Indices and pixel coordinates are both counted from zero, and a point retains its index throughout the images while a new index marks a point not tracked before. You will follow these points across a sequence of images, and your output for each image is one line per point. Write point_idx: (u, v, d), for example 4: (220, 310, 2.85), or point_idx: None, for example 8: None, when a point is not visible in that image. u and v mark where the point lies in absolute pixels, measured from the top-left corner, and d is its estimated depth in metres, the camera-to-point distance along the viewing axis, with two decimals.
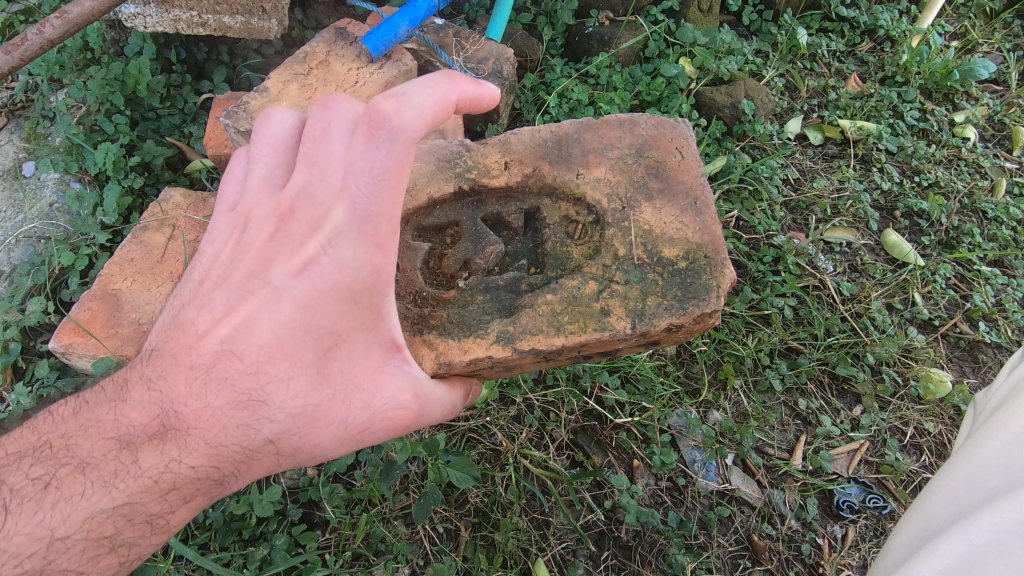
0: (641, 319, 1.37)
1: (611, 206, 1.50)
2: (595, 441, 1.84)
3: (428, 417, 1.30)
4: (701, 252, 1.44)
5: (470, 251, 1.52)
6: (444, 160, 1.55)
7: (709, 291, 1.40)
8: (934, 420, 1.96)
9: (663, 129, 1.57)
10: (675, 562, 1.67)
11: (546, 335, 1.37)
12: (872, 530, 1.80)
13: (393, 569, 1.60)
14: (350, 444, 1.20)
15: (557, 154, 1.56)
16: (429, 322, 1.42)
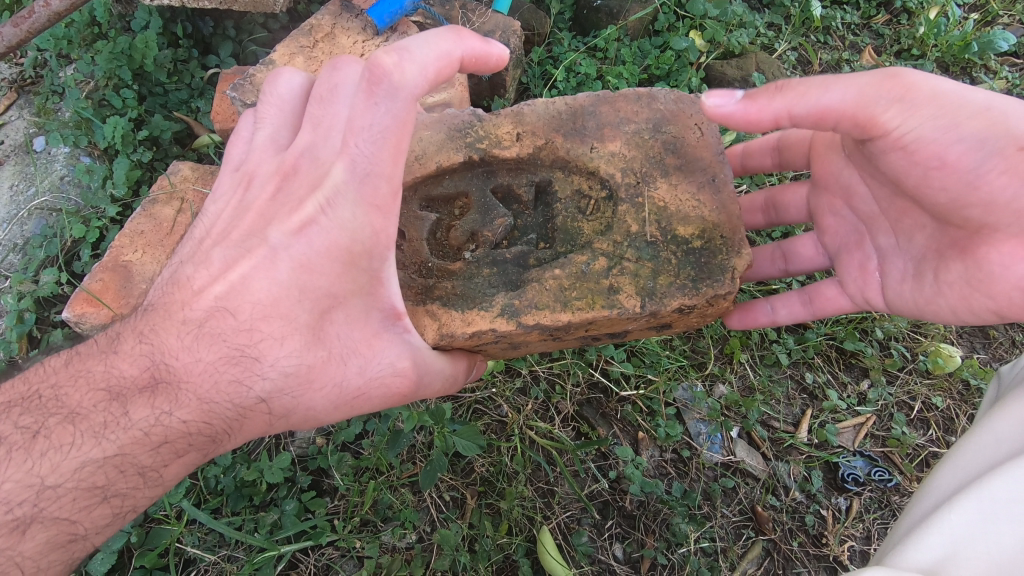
0: (652, 299, 1.37)
1: (625, 180, 1.48)
2: (601, 413, 1.86)
3: (428, 387, 1.29)
4: (717, 231, 1.42)
5: (479, 224, 1.52)
6: (456, 129, 1.54)
7: (724, 271, 1.39)
8: (943, 395, 1.94)
9: (682, 105, 1.53)
10: (679, 531, 1.68)
11: (552, 311, 1.37)
12: (877, 503, 1.81)
13: (401, 534, 1.63)
14: (345, 409, 1.21)
15: (572, 127, 1.53)
16: (433, 293, 1.43)
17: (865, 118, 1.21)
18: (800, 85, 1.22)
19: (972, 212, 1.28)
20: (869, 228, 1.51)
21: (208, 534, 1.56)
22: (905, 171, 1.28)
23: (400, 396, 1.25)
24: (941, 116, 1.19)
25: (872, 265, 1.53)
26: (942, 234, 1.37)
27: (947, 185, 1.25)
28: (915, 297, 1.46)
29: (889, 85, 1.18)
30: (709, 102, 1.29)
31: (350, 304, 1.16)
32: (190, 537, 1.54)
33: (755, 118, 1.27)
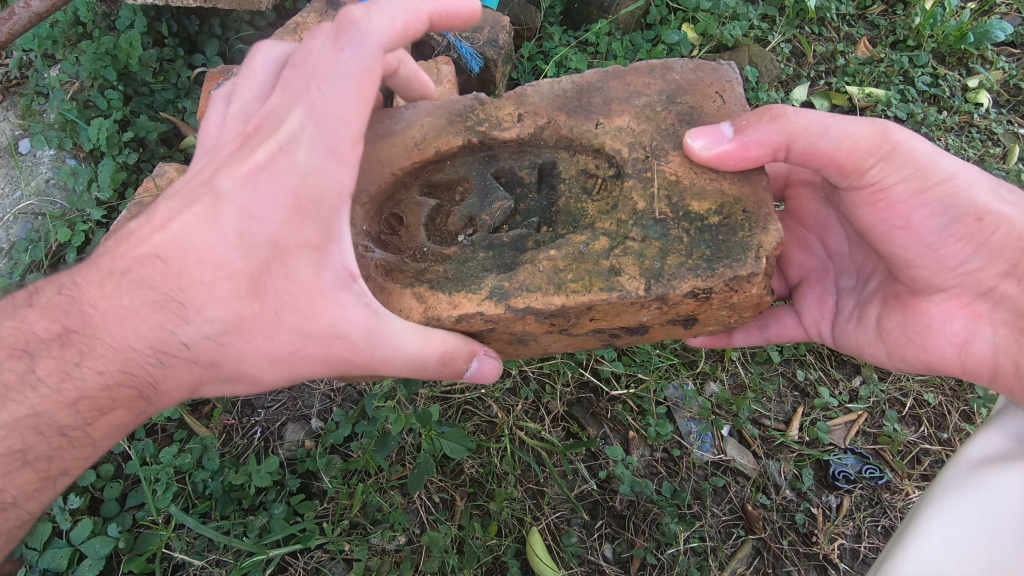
0: (658, 281, 1.23)
1: (633, 156, 1.36)
2: (591, 413, 1.85)
3: (384, 360, 1.15)
4: (738, 206, 1.28)
5: (476, 208, 1.43)
6: (455, 114, 1.43)
7: (746, 250, 1.23)
8: (935, 391, 1.93)
9: (701, 73, 1.39)
10: (668, 531, 1.68)
11: (546, 293, 1.26)
12: (867, 500, 1.81)
13: (390, 537, 1.62)
14: (281, 369, 1.13)
15: (576, 105, 1.42)
16: (423, 276, 1.36)
17: (853, 165, 1.26)
18: (793, 124, 1.24)
19: (920, 271, 1.34)
20: (835, 268, 1.60)
21: (197, 538, 1.55)
22: (873, 226, 1.33)
23: (342, 362, 1.14)
24: (913, 179, 1.25)
25: (831, 303, 1.61)
26: (891, 285, 1.46)
27: (909, 245, 1.31)
28: (858, 336, 1.55)
29: (878, 138, 1.24)
30: (700, 145, 1.27)
31: (295, 249, 1.09)
32: (178, 542, 1.54)
33: (754, 155, 1.26)
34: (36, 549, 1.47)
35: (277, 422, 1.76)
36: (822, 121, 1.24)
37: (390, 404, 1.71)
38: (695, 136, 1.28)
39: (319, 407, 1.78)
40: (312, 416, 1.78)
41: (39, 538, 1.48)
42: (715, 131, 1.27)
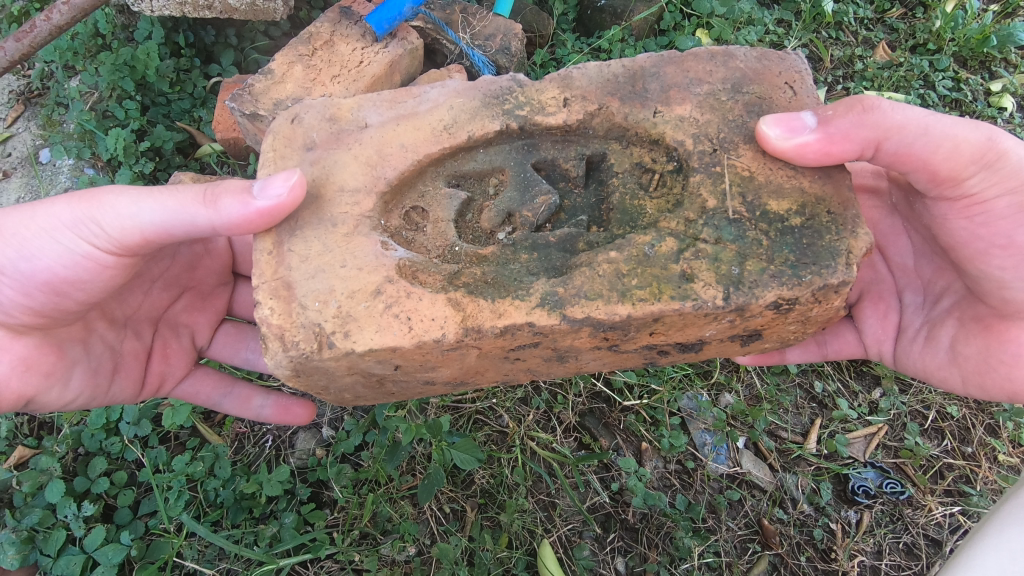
0: (739, 289, 1.14)
1: (699, 148, 1.26)
2: (603, 424, 1.82)
3: (130, 197, 1.17)
4: (822, 206, 1.19)
5: (515, 202, 1.31)
6: (492, 96, 1.31)
7: (835, 256, 1.15)
8: (958, 404, 1.88)
9: (768, 62, 1.31)
10: (682, 545, 1.65)
11: (607, 302, 1.14)
12: (888, 516, 1.76)
13: (400, 548, 1.61)
14: (25, 217, 1.21)
15: (629, 91, 1.31)
16: (458, 280, 1.21)
17: (949, 175, 1.22)
18: (889, 120, 1.18)
19: (1013, 294, 1.31)
20: (898, 282, 1.59)
21: (208, 547, 1.55)
22: (969, 242, 1.30)
23: (88, 194, 1.19)
24: (1016, 196, 1.23)
25: (893, 320, 1.60)
26: (969, 306, 1.44)
27: (1006, 266, 1.29)
28: (925, 358, 1.53)
29: (982, 149, 1.20)
30: (777, 134, 1.19)
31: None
32: (190, 550, 1.53)
33: (839, 150, 1.18)
34: (50, 556, 1.48)
35: (288, 430, 1.77)
36: (921, 119, 1.19)
37: (400, 414, 1.70)
38: (771, 123, 1.20)
39: (330, 415, 1.79)
40: (323, 424, 1.78)
41: (53, 546, 1.48)
42: (796, 117, 1.19)
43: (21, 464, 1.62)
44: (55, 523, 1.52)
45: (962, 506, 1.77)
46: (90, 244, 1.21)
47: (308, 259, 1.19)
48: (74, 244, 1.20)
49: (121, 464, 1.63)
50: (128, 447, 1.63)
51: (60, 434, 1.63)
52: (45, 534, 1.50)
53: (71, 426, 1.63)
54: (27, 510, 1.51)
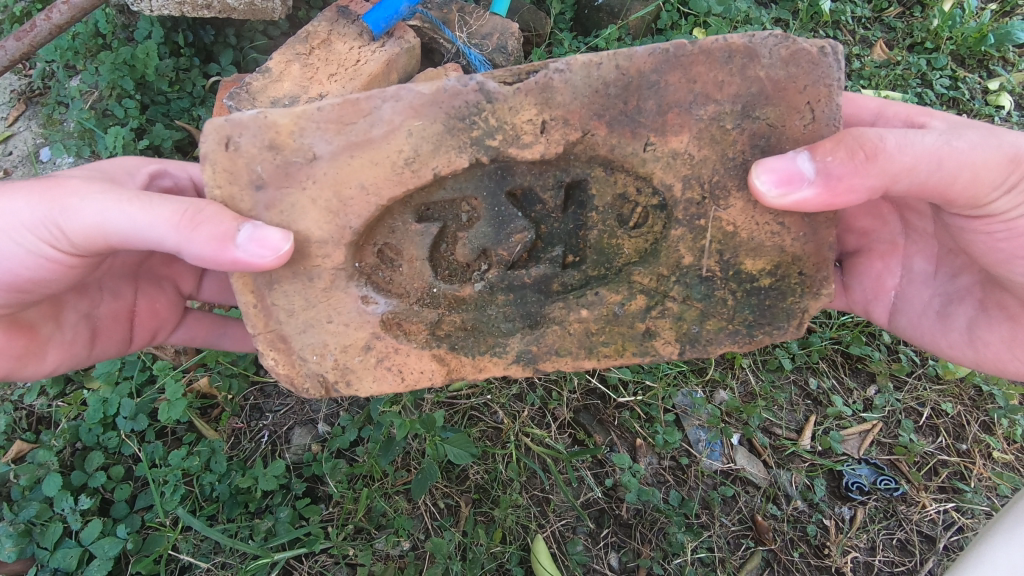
0: (693, 346, 1.26)
1: (686, 196, 1.16)
2: (598, 420, 1.83)
3: (98, 202, 1.11)
4: (795, 268, 1.20)
5: (491, 240, 1.22)
6: (455, 116, 1.10)
7: (790, 318, 1.24)
8: (953, 401, 1.89)
9: (794, 72, 1.09)
10: (674, 541, 1.66)
11: (576, 358, 1.28)
12: (882, 512, 1.77)
13: (395, 542, 1.61)
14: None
15: (621, 111, 1.11)
16: (440, 332, 1.27)
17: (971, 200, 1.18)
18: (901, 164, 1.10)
19: None
20: (909, 246, 1.55)
21: (203, 541, 1.56)
22: (988, 252, 1.29)
23: (56, 193, 1.14)
24: None
25: (887, 283, 1.58)
26: (992, 291, 1.43)
27: None
28: (936, 337, 1.52)
29: (1008, 170, 1.15)
30: (771, 190, 1.08)
31: (97, 171, 1.42)
32: (185, 544, 1.55)
33: (842, 202, 1.09)
34: (47, 549, 1.49)
35: (285, 426, 1.78)
36: (932, 151, 1.10)
37: (395, 409, 1.70)
38: (764, 176, 1.08)
39: (325, 411, 1.79)
40: (319, 420, 1.79)
41: (50, 539, 1.49)
42: (793, 171, 1.07)
43: (19, 459, 1.63)
44: (53, 517, 1.53)
45: (956, 502, 1.77)
46: (53, 246, 1.17)
47: (294, 313, 1.20)
48: (36, 245, 1.16)
49: (119, 458, 1.65)
50: (125, 442, 1.64)
51: (58, 428, 1.64)
52: (42, 527, 1.51)
53: (70, 421, 1.65)
54: (25, 503, 1.52)
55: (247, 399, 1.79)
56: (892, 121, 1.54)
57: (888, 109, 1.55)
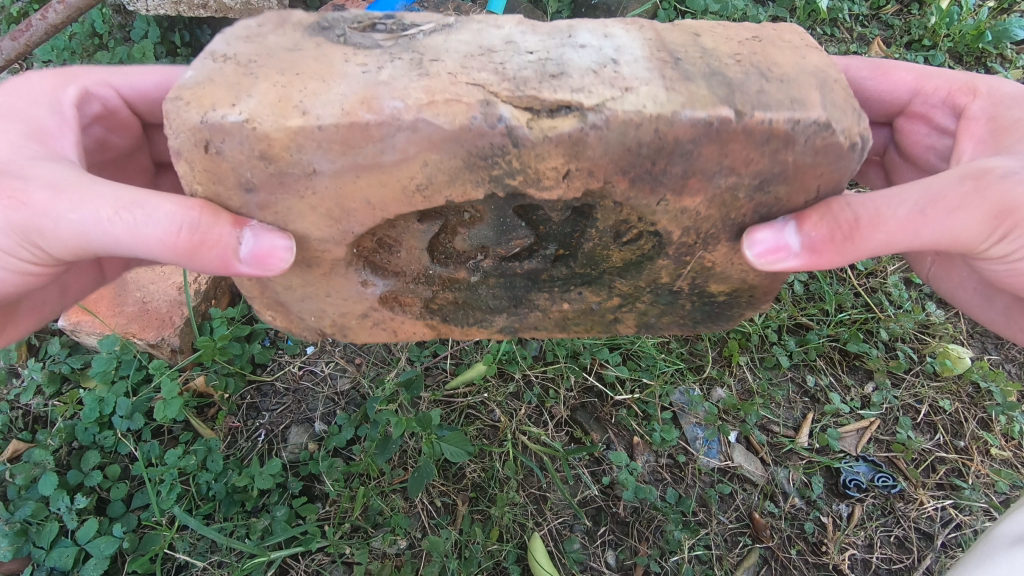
0: (648, 330, 1.40)
1: (680, 241, 1.13)
2: (595, 418, 1.82)
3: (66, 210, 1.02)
4: (749, 293, 1.28)
5: (490, 241, 1.18)
6: (476, 154, 0.97)
7: (731, 319, 1.37)
8: (951, 398, 1.88)
9: (824, 159, 0.99)
10: (672, 538, 1.66)
11: (552, 332, 1.42)
12: (879, 509, 1.76)
13: (391, 541, 1.61)
14: None
15: (647, 170, 0.99)
16: (435, 305, 1.35)
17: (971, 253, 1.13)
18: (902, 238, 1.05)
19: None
20: None
21: (200, 539, 1.56)
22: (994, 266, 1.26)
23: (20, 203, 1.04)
24: None
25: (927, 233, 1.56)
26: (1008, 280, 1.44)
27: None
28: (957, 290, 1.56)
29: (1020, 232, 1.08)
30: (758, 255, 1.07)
31: (14, 124, 1.16)
32: (182, 543, 1.54)
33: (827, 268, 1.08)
34: (43, 548, 1.49)
35: (281, 425, 1.78)
36: (913, 223, 1.01)
37: (391, 407, 1.70)
38: (755, 241, 1.06)
39: (322, 410, 1.80)
40: (315, 419, 1.79)
41: (46, 538, 1.49)
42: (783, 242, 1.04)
43: (15, 458, 1.63)
44: (48, 516, 1.53)
45: (955, 499, 1.77)
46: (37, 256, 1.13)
47: (292, 287, 1.22)
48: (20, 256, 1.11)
49: (115, 457, 1.65)
50: (121, 441, 1.64)
51: (54, 428, 1.65)
52: (38, 526, 1.51)
53: (66, 420, 1.65)
54: (21, 502, 1.53)
55: (243, 398, 1.79)
56: (932, 96, 1.42)
57: (928, 83, 1.42)
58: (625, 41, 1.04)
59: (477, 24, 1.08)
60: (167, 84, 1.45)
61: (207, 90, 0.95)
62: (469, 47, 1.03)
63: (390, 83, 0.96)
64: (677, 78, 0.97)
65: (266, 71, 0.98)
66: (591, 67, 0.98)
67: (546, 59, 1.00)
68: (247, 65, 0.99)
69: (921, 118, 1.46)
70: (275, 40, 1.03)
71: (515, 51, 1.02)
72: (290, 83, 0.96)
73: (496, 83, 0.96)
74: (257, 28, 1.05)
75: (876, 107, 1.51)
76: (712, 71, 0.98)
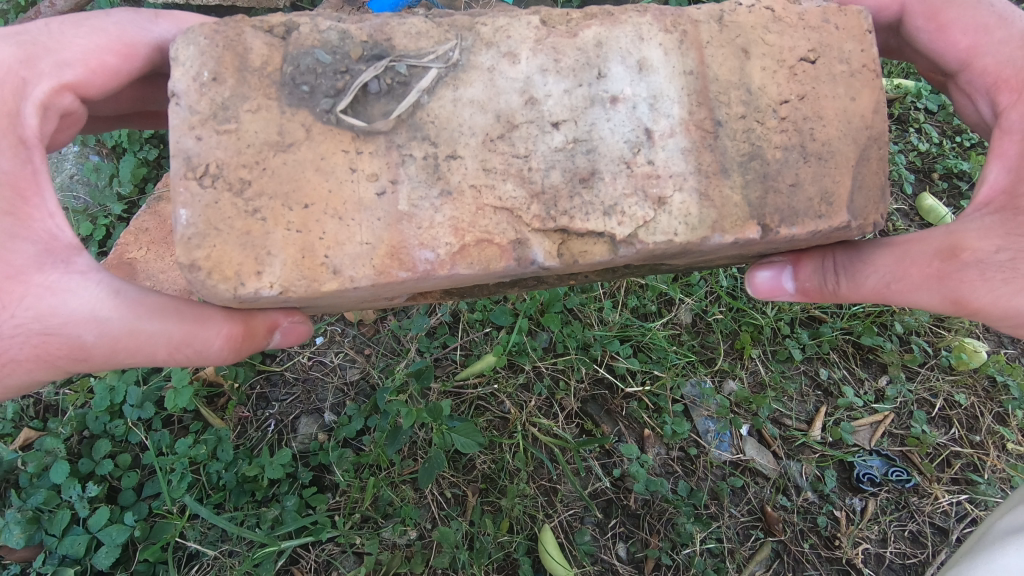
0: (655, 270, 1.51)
1: (688, 258, 1.21)
2: (605, 410, 1.81)
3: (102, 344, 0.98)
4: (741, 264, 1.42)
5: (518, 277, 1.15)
6: (515, 277, 1.03)
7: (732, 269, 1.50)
8: (967, 392, 1.86)
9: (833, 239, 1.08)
10: (683, 531, 1.64)
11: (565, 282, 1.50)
12: (894, 504, 1.75)
13: (401, 531, 1.60)
14: None
15: (672, 254, 1.08)
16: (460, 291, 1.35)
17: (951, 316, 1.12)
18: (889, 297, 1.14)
19: None
20: None
21: (211, 528, 1.56)
22: None
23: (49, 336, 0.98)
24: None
25: None
26: None
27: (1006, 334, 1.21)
28: None
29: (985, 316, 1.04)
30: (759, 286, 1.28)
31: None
32: (192, 531, 1.54)
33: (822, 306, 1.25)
34: (55, 535, 1.49)
35: (290, 415, 1.78)
36: (877, 292, 1.11)
37: (402, 397, 1.70)
38: (760, 275, 1.26)
39: (332, 400, 1.80)
40: (325, 409, 1.79)
41: (58, 526, 1.49)
42: (780, 280, 1.24)
43: (27, 446, 1.64)
44: (60, 504, 1.53)
45: (970, 494, 1.76)
46: None
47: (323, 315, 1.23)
48: None
49: (126, 446, 1.65)
50: (131, 430, 1.63)
51: (65, 416, 1.65)
52: (50, 514, 1.51)
53: (77, 409, 1.65)
54: (33, 490, 1.53)
55: (253, 388, 1.80)
56: (977, 76, 1.21)
57: (980, 58, 1.20)
58: (663, 87, 1.01)
59: (487, 57, 1.00)
60: (128, 66, 1.09)
61: (222, 254, 0.92)
62: (487, 120, 0.99)
63: (413, 214, 0.97)
64: (713, 174, 1.00)
65: (273, 205, 0.94)
66: (624, 155, 0.99)
67: (574, 144, 0.99)
68: (244, 195, 0.93)
69: (965, 91, 1.27)
70: (255, 130, 0.95)
71: (540, 126, 0.99)
72: (304, 222, 0.94)
73: (524, 204, 0.98)
74: (224, 106, 0.95)
75: (924, 57, 1.30)
76: (749, 156, 1.01)
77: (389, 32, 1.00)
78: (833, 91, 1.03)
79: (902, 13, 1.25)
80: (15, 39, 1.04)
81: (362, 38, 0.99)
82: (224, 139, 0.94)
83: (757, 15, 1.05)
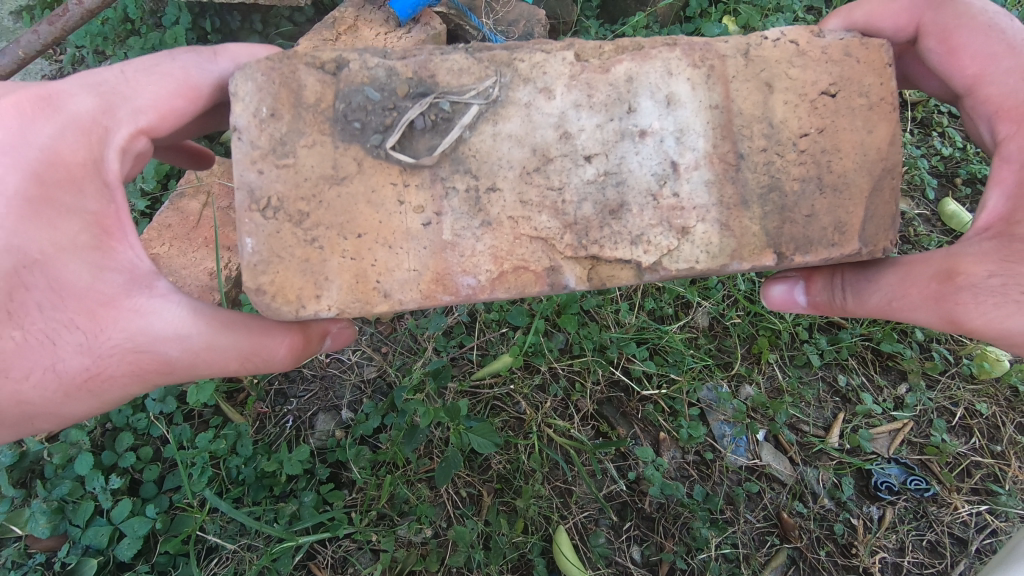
0: None
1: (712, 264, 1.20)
2: (621, 413, 1.81)
3: (189, 364, 1.03)
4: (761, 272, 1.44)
5: None
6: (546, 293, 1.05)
7: None
8: (988, 402, 1.84)
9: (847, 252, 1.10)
10: (699, 535, 1.64)
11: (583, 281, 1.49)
12: (911, 513, 1.74)
13: (417, 529, 1.62)
14: (83, 393, 1.05)
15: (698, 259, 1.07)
16: None
17: None
18: None
19: None
20: None
21: (230, 522, 1.58)
22: None
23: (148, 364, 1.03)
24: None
25: None
26: None
27: None
28: None
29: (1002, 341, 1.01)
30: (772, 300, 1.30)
31: (82, 266, 1.01)
32: (212, 525, 1.56)
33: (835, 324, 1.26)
34: (79, 526, 1.52)
35: (308, 411, 1.80)
36: (881, 310, 1.10)
37: (419, 396, 1.70)
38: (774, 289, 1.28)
39: (349, 398, 1.81)
40: (342, 406, 1.81)
41: (82, 516, 1.52)
42: (793, 294, 1.25)
43: (53, 437, 1.67)
44: (85, 495, 1.56)
45: (990, 505, 1.73)
46: None
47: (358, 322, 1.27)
48: None
49: (148, 440, 1.68)
50: (154, 423, 1.67)
51: None
52: (74, 504, 1.54)
53: None
54: (58, 480, 1.56)
55: (271, 383, 1.81)
56: (980, 103, 1.20)
57: (983, 86, 1.19)
58: (690, 120, 1.03)
59: (524, 93, 1.03)
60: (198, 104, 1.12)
61: (285, 279, 0.97)
62: (525, 151, 1.02)
63: (455, 244, 1.02)
64: (734, 207, 1.03)
65: (330, 235, 0.99)
66: (651, 188, 1.02)
67: (606, 176, 1.02)
68: (303, 224, 0.98)
69: (969, 115, 1.26)
70: (312, 164, 0.99)
71: (574, 159, 1.02)
72: (358, 250, 1.00)
73: (558, 234, 1.02)
74: (281, 141, 0.98)
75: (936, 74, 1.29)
76: (768, 187, 1.03)
77: (433, 68, 1.03)
78: (850, 124, 1.04)
79: (919, 28, 1.23)
80: (97, 88, 1.10)
81: (407, 75, 1.02)
82: (283, 173, 0.98)
83: (780, 49, 1.05)
